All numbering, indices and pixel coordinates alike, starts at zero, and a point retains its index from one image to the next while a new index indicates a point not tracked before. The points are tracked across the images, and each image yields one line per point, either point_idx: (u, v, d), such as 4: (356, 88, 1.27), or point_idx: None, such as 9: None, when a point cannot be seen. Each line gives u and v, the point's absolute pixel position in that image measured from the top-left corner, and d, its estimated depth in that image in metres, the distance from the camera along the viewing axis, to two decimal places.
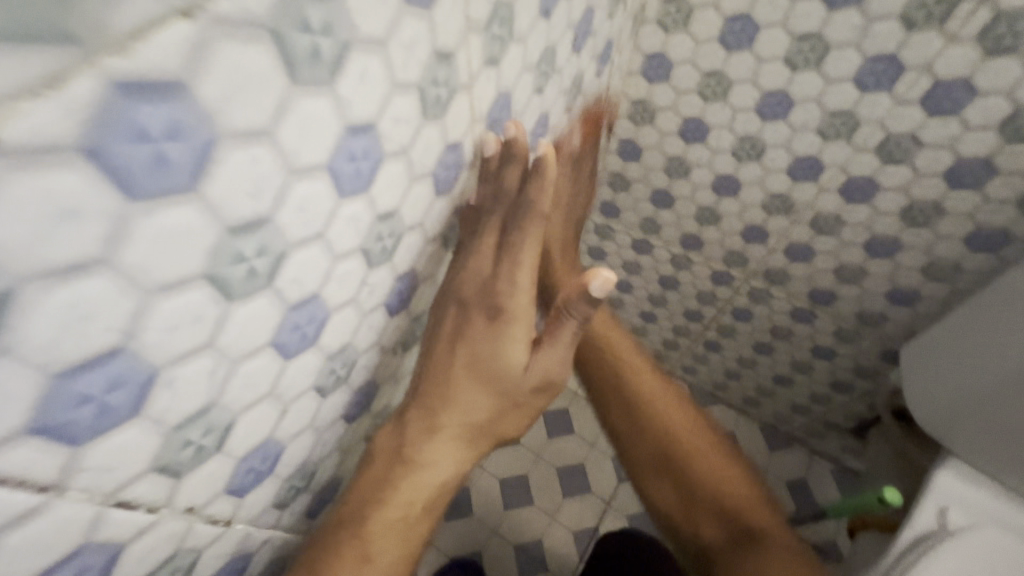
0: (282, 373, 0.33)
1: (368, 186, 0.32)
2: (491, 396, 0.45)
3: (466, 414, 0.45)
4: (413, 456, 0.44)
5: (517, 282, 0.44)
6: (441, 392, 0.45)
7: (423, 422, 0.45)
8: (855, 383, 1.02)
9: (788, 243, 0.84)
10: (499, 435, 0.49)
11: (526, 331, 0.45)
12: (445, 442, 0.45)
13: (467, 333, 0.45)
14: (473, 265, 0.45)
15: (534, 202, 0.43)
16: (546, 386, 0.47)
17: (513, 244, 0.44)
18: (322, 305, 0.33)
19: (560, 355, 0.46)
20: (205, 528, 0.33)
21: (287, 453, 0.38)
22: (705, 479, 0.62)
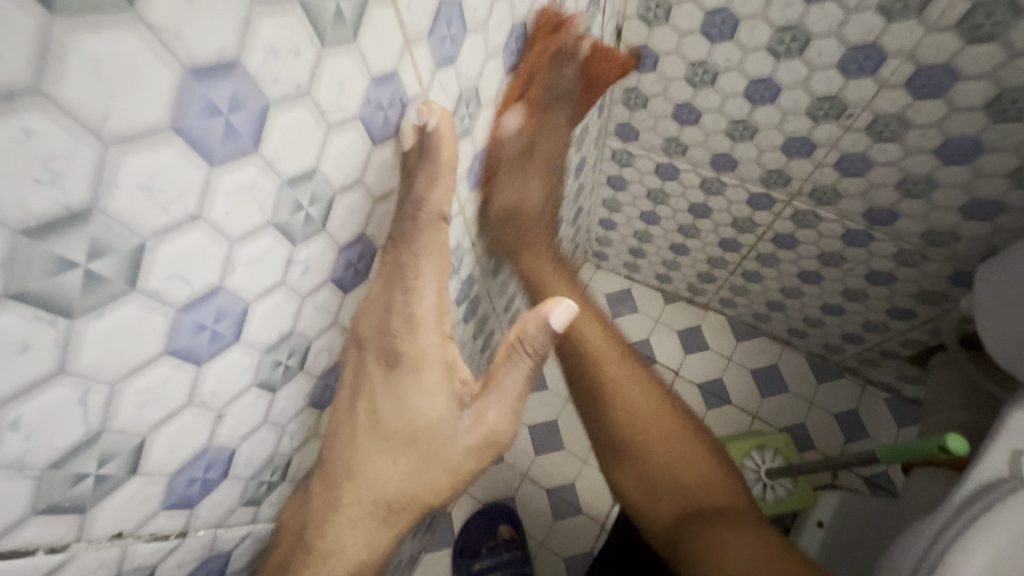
0: (199, 382, 0.28)
1: (257, 146, 0.25)
2: (404, 462, 0.42)
3: (374, 487, 0.42)
4: (315, 539, 0.42)
5: (417, 320, 0.40)
6: (344, 460, 0.42)
7: (328, 497, 0.42)
8: (916, 310, 0.90)
9: (838, 156, 0.71)
10: (427, 506, 0.45)
11: (441, 384, 0.42)
12: (354, 520, 0.42)
13: (366, 382, 0.41)
14: (373, 293, 0.39)
15: (424, 198, 0.36)
16: (480, 445, 0.44)
17: (408, 262, 0.38)
18: (232, 298, 0.28)
19: (495, 414, 0.44)
20: (149, 545, 0.31)
21: (243, 454, 0.35)
22: (664, 467, 0.59)
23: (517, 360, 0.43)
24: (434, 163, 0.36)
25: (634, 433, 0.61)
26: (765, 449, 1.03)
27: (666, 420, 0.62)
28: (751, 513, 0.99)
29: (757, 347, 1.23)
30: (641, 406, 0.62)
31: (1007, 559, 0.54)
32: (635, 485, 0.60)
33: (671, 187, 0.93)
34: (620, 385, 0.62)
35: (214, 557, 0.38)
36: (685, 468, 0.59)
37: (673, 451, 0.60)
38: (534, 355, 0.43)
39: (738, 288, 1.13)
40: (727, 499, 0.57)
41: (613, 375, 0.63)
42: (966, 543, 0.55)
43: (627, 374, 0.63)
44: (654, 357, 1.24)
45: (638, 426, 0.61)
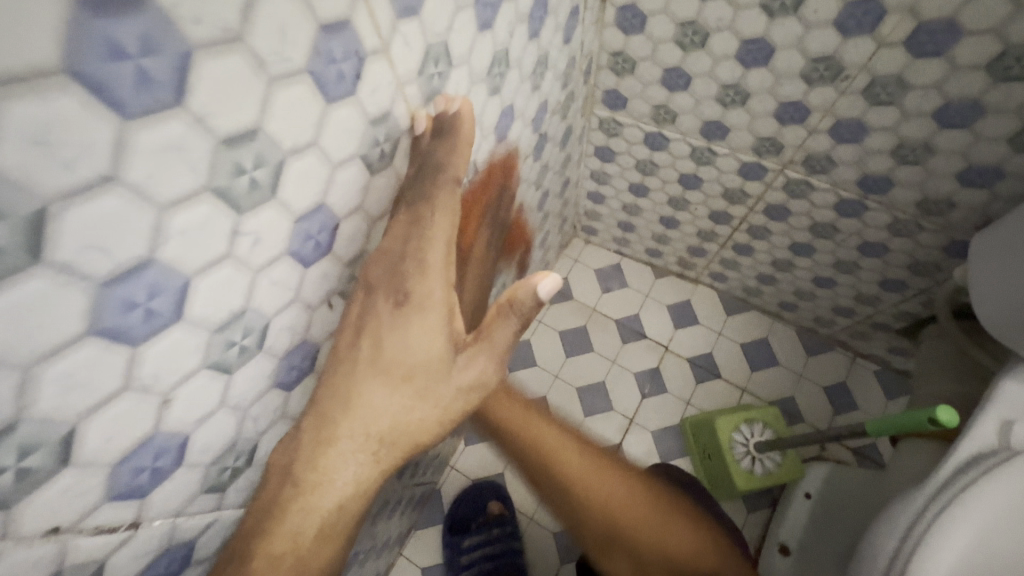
0: (136, 364, 0.26)
1: (181, 99, 0.22)
2: (402, 396, 0.40)
3: (370, 419, 0.39)
4: (302, 476, 0.38)
5: (428, 261, 0.39)
6: (341, 392, 0.39)
7: (318, 432, 0.39)
8: (908, 281, 0.89)
9: (832, 122, 0.69)
10: (418, 445, 0.43)
11: (443, 319, 0.40)
12: (346, 454, 0.39)
13: (373, 320, 0.39)
14: (388, 243, 0.39)
15: (443, 164, 0.40)
16: (475, 389, 0.43)
17: (423, 215, 0.39)
18: (168, 272, 0.25)
19: (489, 360, 0.43)
20: (94, 539, 0.29)
21: (199, 440, 0.33)
22: (624, 529, 0.65)
23: (508, 315, 0.42)
24: (450, 138, 0.41)
25: (589, 511, 0.65)
26: (754, 423, 1.02)
27: (591, 464, 0.66)
28: (740, 487, 0.99)
29: (748, 321, 1.22)
30: (557, 445, 0.65)
31: (993, 521, 0.55)
32: (596, 527, 0.66)
33: (660, 157, 0.90)
34: (567, 460, 0.65)
35: (175, 547, 0.36)
36: (648, 534, 0.66)
37: (631, 516, 0.66)
38: (525, 310, 0.41)
39: (729, 262, 1.11)
40: (683, 553, 0.65)
41: (558, 451, 0.65)
42: (956, 508, 0.55)
43: (563, 438, 0.66)
44: (643, 332, 1.22)
45: (582, 491, 0.64)
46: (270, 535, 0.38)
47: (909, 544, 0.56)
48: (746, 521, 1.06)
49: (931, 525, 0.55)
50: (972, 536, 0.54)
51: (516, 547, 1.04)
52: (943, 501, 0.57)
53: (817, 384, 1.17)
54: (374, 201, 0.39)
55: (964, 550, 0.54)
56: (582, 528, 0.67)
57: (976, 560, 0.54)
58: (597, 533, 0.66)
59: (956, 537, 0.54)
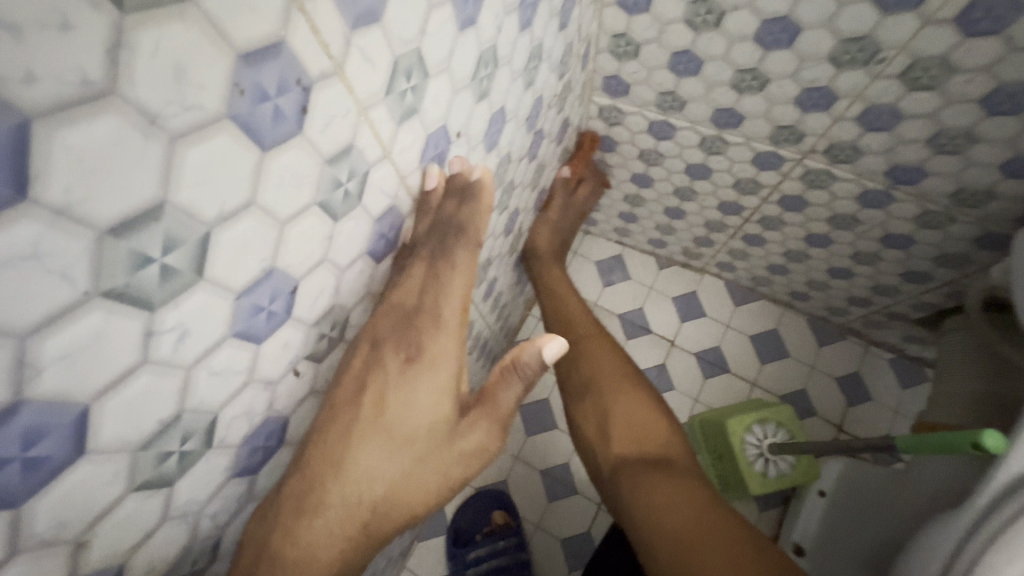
0: (24, 524, 0.19)
1: (24, 192, 0.15)
2: (402, 460, 0.38)
3: (361, 484, 0.36)
4: (284, 553, 0.34)
5: (442, 320, 0.39)
6: (334, 457, 0.36)
7: (304, 502, 0.35)
8: (933, 273, 0.83)
9: (862, 108, 0.62)
10: (410, 519, 0.39)
11: (450, 379, 0.39)
12: (333, 526, 0.36)
13: (379, 374, 0.38)
14: (401, 298, 0.38)
15: (469, 223, 0.40)
16: (476, 455, 0.39)
17: (443, 273, 0.39)
18: (53, 407, 0.19)
19: (493, 427, 0.40)
20: None
21: (139, 562, 0.27)
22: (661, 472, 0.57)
23: (512, 376, 0.40)
24: (476, 200, 0.41)
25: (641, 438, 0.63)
26: (767, 422, 0.97)
27: (623, 382, 0.70)
28: (754, 491, 0.94)
29: (756, 311, 1.16)
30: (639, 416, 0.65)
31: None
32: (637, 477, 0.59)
33: (666, 146, 0.83)
34: (604, 371, 0.71)
35: None
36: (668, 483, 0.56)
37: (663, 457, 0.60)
38: (530, 375, 0.40)
39: (738, 252, 1.05)
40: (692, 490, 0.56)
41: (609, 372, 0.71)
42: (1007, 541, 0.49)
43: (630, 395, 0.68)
44: (648, 327, 1.17)
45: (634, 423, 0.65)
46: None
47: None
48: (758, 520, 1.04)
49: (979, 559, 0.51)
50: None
51: (523, 557, 1.01)
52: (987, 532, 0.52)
53: (829, 375, 1.12)
54: (341, 248, 0.33)
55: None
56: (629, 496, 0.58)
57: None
58: (579, 378, 0.72)
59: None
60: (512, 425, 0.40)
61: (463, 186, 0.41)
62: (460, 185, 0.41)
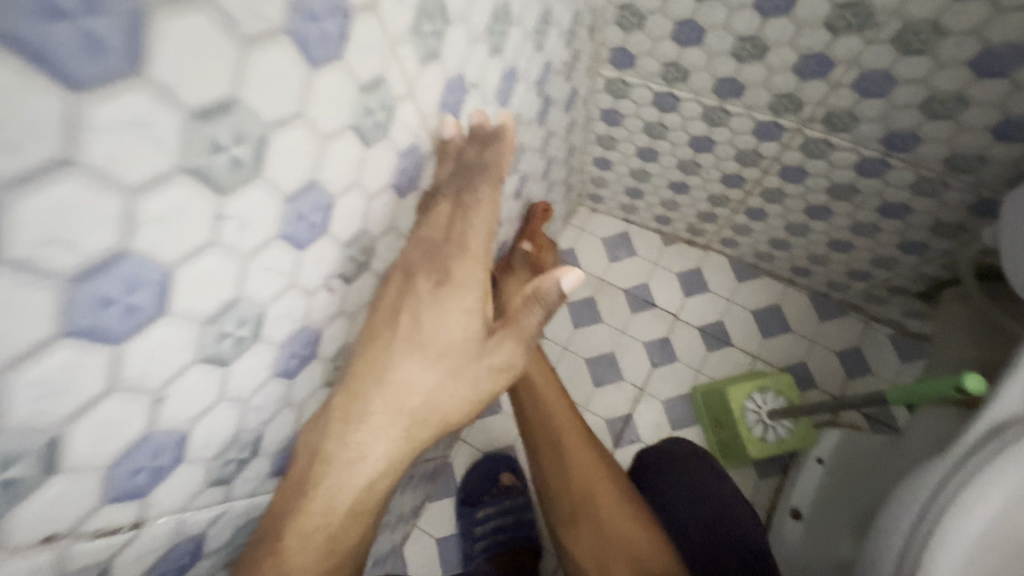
0: (120, 364, 0.24)
1: (139, 67, 0.19)
2: (436, 374, 0.41)
3: (401, 395, 0.40)
4: (334, 453, 0.39)
5: (468, 246, 0.40)
6: (373, 371, 0.40)
7: (350, 409, 0.39)
8: (929, 243, 0.86)
9: (857, 74, 0.64)
10: (446, 424, 0.43)
11: (478, 302, 0.41)
12: (377, 431, 0.39)
13: (412, 298, 0.40)
14: (429, 228, 0.40)
15: (491, 163, 0.41)
16: (504, 369, 0.43)
17: (469, 205, 0.40)
18: (147, 263, 0.23)
19: (517, 345, 0.44)
20: (94, 542, 0.27)
21: (198, 434, 0.31)
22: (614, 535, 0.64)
23: (534, 304, 0.44)
24: (500, 140, 0.41)
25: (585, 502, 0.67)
26: (767, 390, 1.01)
27: (579, 438, 0.70)
28: (753, 455, 0.99)
29: (758, 287, 1.19)
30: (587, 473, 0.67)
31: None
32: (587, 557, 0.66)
33: (671, 118, 0.86)
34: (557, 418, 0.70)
35: (182, 542, 0.35)
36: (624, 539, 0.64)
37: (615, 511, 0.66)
38: (550, 302, 0.43)
39: (741, 228, 1.08)
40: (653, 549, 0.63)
41: (559, 420, 0.70)
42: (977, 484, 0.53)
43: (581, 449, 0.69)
44: (653, 302, 1.20)
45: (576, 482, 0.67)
46: (297, 510, 0.39)
47: (928, 519, 0.55)
48: (757, 488, 1.06)
49: (950, 500, 0.54)
50: (998, 509, 0.53)
51: (529, 517, 1.05)
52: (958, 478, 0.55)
53: (829, 350, 1.15)
54: (370, 176, 0.37)
55: (990, 524, 0.53)
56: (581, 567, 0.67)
57: (1000, 534, 0.54)
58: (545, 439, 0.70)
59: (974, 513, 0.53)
60: (536, 344, 0.44)
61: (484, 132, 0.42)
62: (481, 132, 0.42)
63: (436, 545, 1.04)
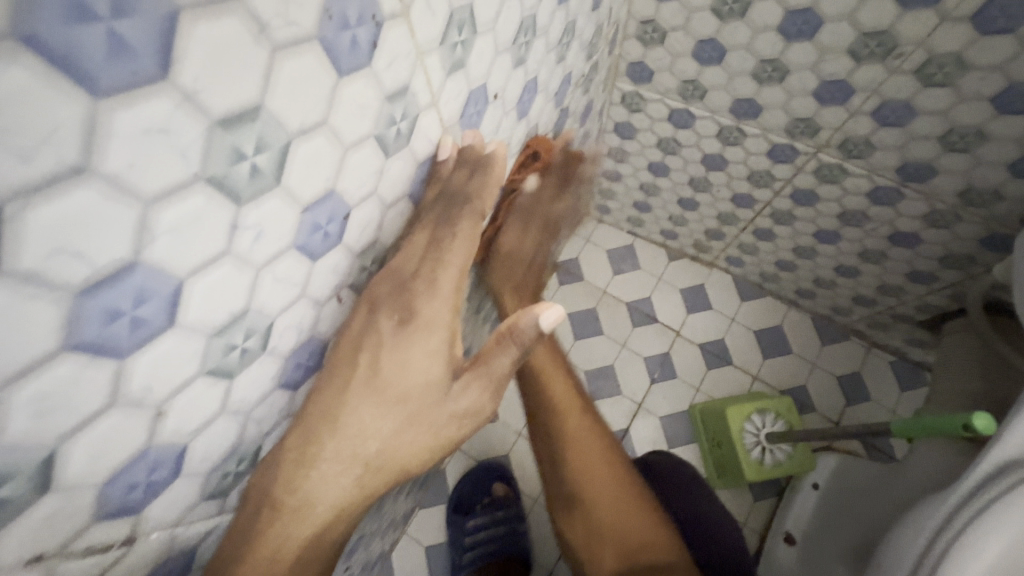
0: (124, 379, 0.22)
1: (166, 72, 0.18)
2: (394, 420, 0.37)
3: (356, 442, 0.36)
4: (282, 499, 0.35)
5: (438, 285, 0.38)
6: (327, 413, 0.36)
7: (300, 451, 0.35)
8: (937, 273, 0.86)
9: (877, 103, 0.64)
10: (401, 475, 0.39)
11: (444, 344, 0.38)
12: (329, 477, 0.35)
13: (372, 338, 0.37)
14: (399, 262, 0.38)
15: (472, 196, 0.40)
16: (467, 415, 0.40)
17: (444, 240, 0.38)
18: (158, 275, 0.22)
19: (485, 389, 0.40)
20: (84, 561, 0.26)
21: (199, 447, 0.30)
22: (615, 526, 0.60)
23: (507, 344, 0.41)
24: (486, 172, 0.41)
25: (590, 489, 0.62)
26: (767, 413, 1.00)
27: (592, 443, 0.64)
28: (749, 477, 0.98)
29: (761, 307, 1.19)
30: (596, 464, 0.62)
31: None
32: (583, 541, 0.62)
33: (685, 135, 0.85)
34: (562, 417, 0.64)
35: (176, 556, 0.34)
36: (624, 527, 0.60)
37: (616, 508, 0.61)
38: (525, 342, 0.41)
39: (748, 247, 1.08)
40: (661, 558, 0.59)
41: (574, 438, 0.63)
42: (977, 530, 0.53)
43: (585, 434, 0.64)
44: (655, 316, 1.19)
45: (578, 469, 0.62)
46: (240, 560, 0.34)
47: (932, 560, 0.55)
48: (751, 510, 1.06)
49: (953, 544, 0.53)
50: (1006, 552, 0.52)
51: (521, 529, 1.04)
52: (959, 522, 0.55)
53: (829, 374, 1.14)
54: (387, 185, 0.36)
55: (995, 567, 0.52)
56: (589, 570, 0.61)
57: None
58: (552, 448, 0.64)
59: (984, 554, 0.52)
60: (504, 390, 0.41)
61: (472, 158, 0.42)
62: (472, 157, 0.42)
63: (425, 552, 1.02)
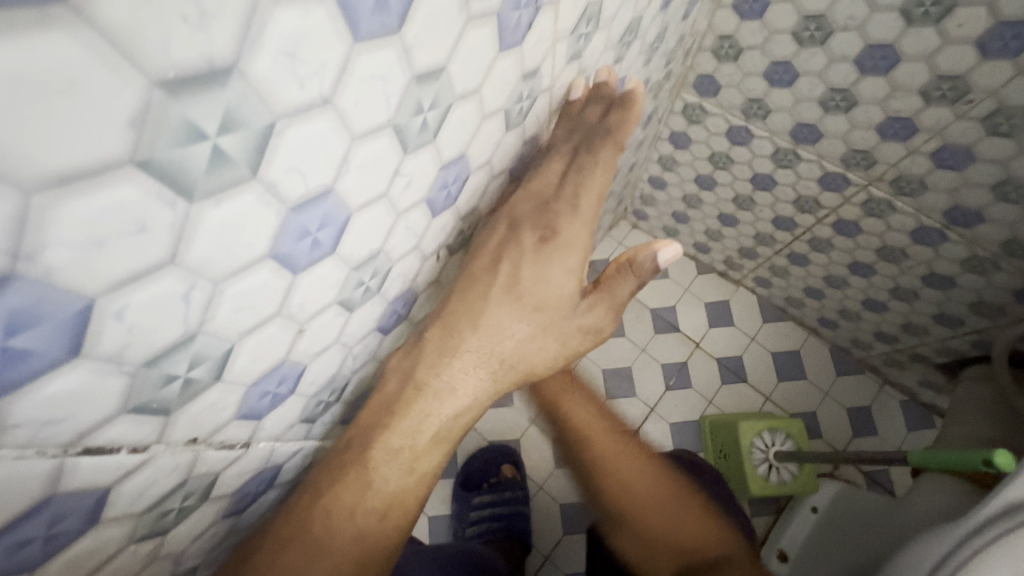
0: (291, 292, 0.25)
1: (400, 27, 0.21)
2: (529, 324, 0.42)
3: (495, 339, 0.41)
4: (427, 379, 0.40)
5: (578, 208, 0.42)
6: (472, 309, 0.41)
7: (448, 340, 0.40)
8: (966, 318, 0.88)
9: (938, 145, 0.66)
10: (527, 376, 0.44)
11: (577, 263, 0.43)
12: (469, 366, 0.41)
13: (513, 251, 0.41)
14: (545, 186, 0.42)
15: (614, 128, 0.42)
16: (591, 330, 0.44)
17: (584, 167, 0.42)
18: (340, 204, 0.25)
19: (609, 308, 0.44)
20: (216, 453, 0.30)
21: (312, 371, 0.33)
22: (663, 535, 0.59)
23: (627, 272, 0.43)
24: (625, 110, 0.42)
25: (638, 511, 0.61)
26: (778, 432, 1.03)
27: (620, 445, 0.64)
28: (753, 491, 1.01)
29: (782, 330, 1.21)
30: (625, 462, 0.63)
31: None
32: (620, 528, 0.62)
33: (739, 152, 0.88)
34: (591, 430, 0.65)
35: (267, 468, 0.37)
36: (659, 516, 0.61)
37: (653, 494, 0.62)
38: (645, 273, 0.43)
39: (779, 270, 1.10)
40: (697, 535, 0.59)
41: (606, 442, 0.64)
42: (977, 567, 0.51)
43: (617, 449, 0.64)
44: (677, 325, 1.22)
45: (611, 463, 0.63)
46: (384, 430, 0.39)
47: None
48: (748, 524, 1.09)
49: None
50: None
51: (523, 511, 1.07)
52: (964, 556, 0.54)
53: (841, 405, 1.16)
54: (498, 158, 0.38)
55: None
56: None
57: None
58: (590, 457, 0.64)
59: None
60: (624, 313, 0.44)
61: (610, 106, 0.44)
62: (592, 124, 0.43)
63: (428, 521, 1.06)
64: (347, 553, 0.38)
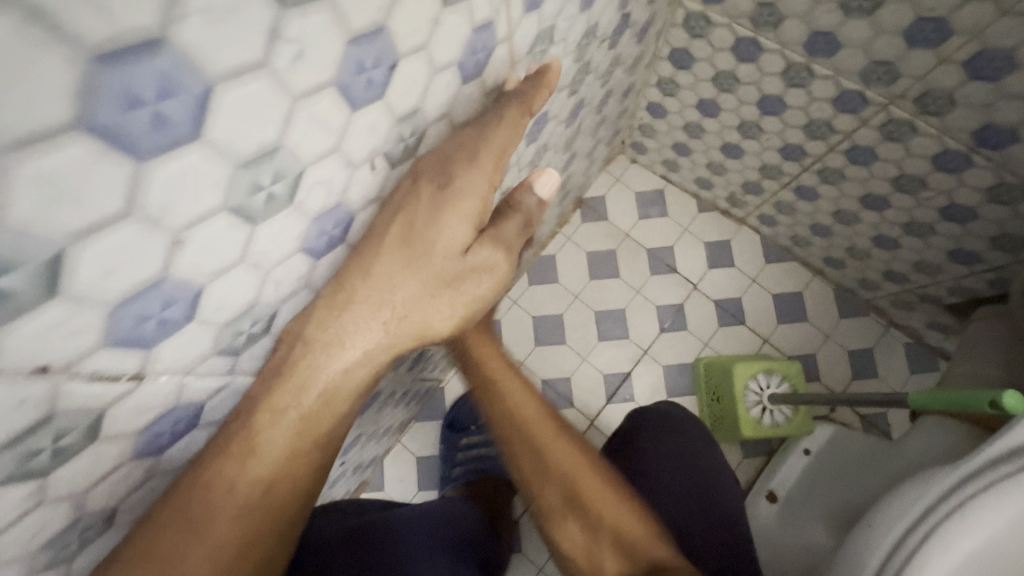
0: (141, 186, 0.20)
1: None
2: (421, 276, 0.38)
3: (386, 290, 0.38)
4: (318, 334, 0.37)
5: (478, 156, 0.39)
6: (359, 262, 0.37)
7: (337, 295, 0.37)
8: (983, 254, 0.82)
9: (974, 50, 0.58)
10: (420, 338, 0.42)
11: (474, 209, 0.39)
12: (362, 320, 0.37)
13: (409, 199, 0.37)
14: (447, 138, 0.39)
15: (524, 97, 0.42)
16: (486, 273, 0.41)
17: (488, 120, 0.40)
18: (186, 67, 0.19)
19: (503, 249, 0.42)
20: (90, 386, 0.24)
21: (215, 295, 0.28)
22: (613, 531, 0.56)
23: (511, 211, 0.43)
24: (538, 81, 0.44)
25: (589, 506, 0.56)
26: (773, 374, 1.00)
27: (561, 436, 0.58)
28: (745, 433, 0.99)
29: (785, 271, 1.15)
30: (575, 463, 0.57)
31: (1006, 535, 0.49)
32: (578, 547, 0.57)
33: (745, 71, 0.79)
34: (531, 425, 0.57)
35: (183, 408, 0.33)
36: (611, 515, 0.56)
37: (604, 498, 0.56)
38: (527, 210, 0.44)
39: (784, 206, 1.03)
40: (646, 537, 0.56)
41: (545, 436, 0.57)
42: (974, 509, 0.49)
43: (570, 454, 0.57)
44: (675, 266, 1.16)
45: (559, 467, 0.56)
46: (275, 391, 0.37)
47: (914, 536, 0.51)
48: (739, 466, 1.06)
49: (938, 528, 0.50)
50: (982, 545, 0.49)
51: None
52: (950, 503, 0.51)
53: (842, 348, 1.12)
54: (441, 44, 0.32)
55: (970, 559, 0.49)
56: (586, 574, 0.56)
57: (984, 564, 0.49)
58: (548, 481, 0.56)
59: (961, 545, 0.49)
60: (520, 254, 0.43)
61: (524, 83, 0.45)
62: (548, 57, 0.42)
63: (416, 463, 1.06)
64: (230, 522, 0.36)
